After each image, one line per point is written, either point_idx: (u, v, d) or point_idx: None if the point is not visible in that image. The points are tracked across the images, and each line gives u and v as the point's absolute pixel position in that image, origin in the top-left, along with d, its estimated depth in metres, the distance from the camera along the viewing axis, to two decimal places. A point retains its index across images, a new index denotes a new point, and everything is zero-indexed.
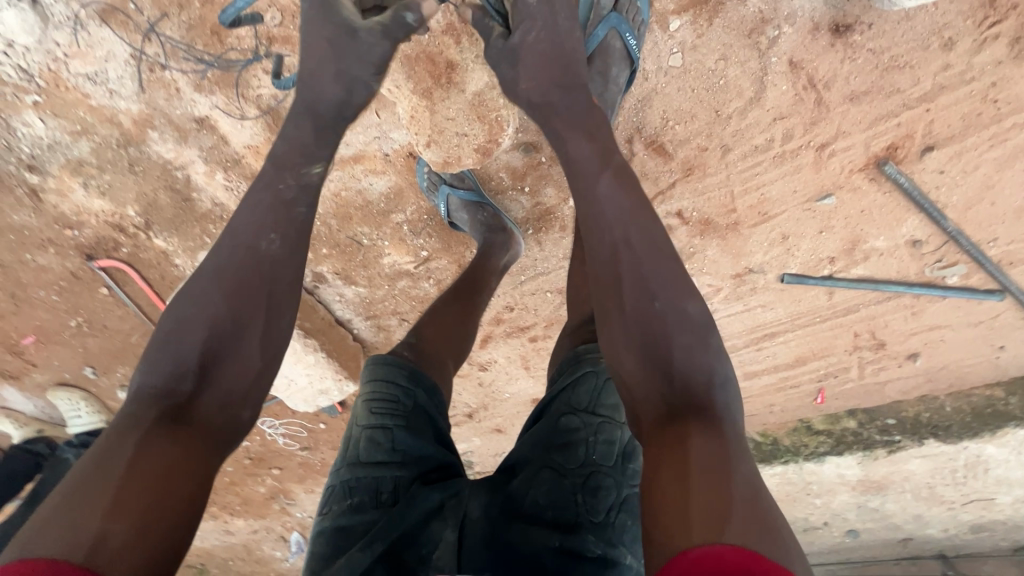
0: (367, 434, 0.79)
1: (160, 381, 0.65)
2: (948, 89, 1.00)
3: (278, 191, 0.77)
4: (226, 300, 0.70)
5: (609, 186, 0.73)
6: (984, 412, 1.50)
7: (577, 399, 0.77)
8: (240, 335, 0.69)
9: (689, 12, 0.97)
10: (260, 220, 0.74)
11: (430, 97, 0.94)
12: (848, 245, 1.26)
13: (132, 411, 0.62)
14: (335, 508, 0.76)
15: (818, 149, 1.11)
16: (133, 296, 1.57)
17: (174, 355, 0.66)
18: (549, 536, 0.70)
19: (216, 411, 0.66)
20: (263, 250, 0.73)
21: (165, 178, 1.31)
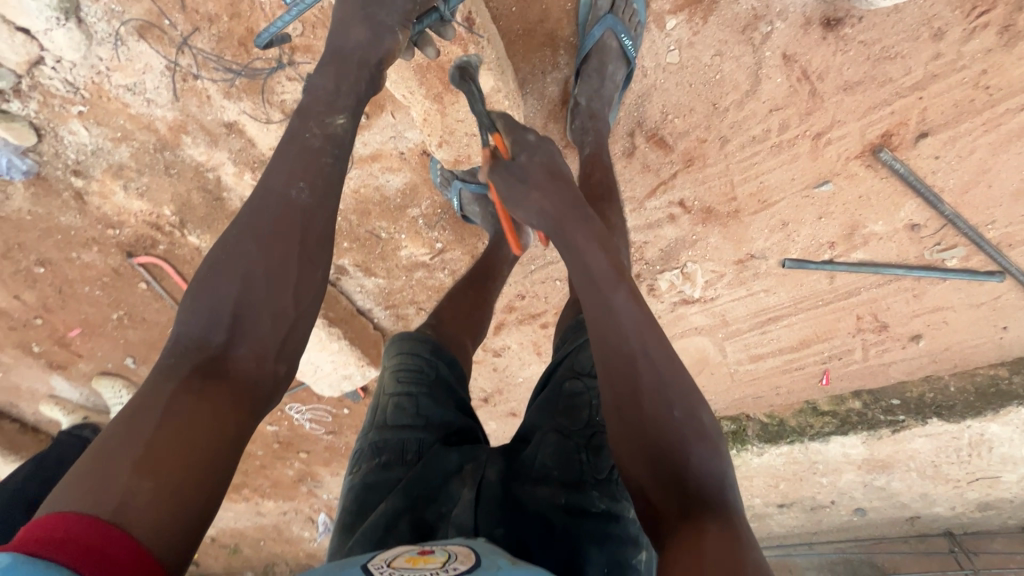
0: (394, 400, 0.86)
1: (194, 333, 0.62)
2: (939, 77, 1.04)
3: (304, 140, 0.72)
4: (257, 250, 0.66)
5: (602, 275, 0.72)
6: (987, 391, 1.53)
7: (579, 365, 0.86)
8: (273, 285, 0.66)
9: (684, 12, 1.03)
10: (288, 168, 0.71)
11: (441, 101, 1.01)
12: (848, 229, 1.30)
13: (168, 364, 0.60)
14: (363, 467, 0.81)
15: (814, 138, 1.15)
16: (170, 290, 1.68)
17: (208, 306, 0.63)
18: (557, 493, 0.75)
19: (250, 364, 0.62)
20: (294, 201, 0.70)
21: (198, 179, 1.40)
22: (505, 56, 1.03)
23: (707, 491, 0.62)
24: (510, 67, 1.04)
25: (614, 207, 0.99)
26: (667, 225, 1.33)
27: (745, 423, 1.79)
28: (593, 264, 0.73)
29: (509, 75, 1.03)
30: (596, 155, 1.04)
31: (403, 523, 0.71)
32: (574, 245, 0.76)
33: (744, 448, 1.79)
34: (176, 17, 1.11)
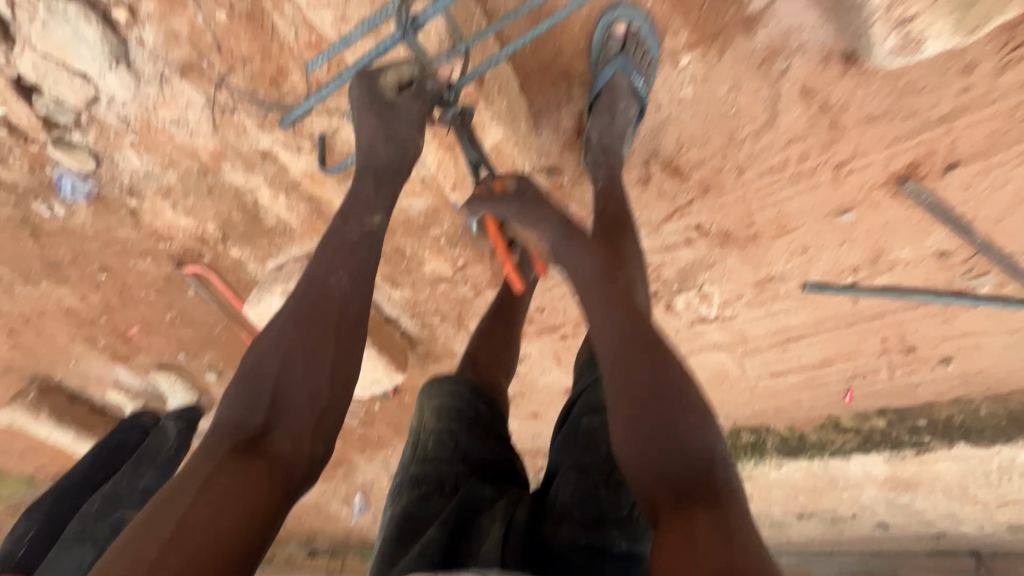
0: (434, 435, 0.88)
1: (235, 416, 0.74)
2: (970, 109, 1.00)
3: (345, 237, 0.87)
4: (298, 335, 0.79)
5: (595, 293, 0.83)
6: (1021, 417, 1.49)
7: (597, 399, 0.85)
8: (310, 367, 0.78)
9: (698, 48, 1.02)
10: (329, 262, 0.85)
11: (453, 149, 1.18)
12: (872, 255, 1.27)
13: (210, 444, 0.71)
14: (404, 498, 0.82)
15: (835, 168, 1.13)
16: (216, 295, 1.82)
17: (251, 390, 0.75)
18: (578, 533, 0.72)
19: (288, 440, 0.73)
20: (333, 287, 0.83)
21: (237, 200, 1.50)
22: (519, 97, 1.07)
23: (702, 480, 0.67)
24: (523, 108, 1.08)
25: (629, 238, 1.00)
26: (684, 248, 1.34)
27: (765, 436, 1.80)
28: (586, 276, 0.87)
29: (521, 117, 1.08)
30: (610, 188, 1.05)
31: (431, 554, 0.69)
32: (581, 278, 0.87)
33: (762, 459, 1.80)
34: (212, 58, 1.18)
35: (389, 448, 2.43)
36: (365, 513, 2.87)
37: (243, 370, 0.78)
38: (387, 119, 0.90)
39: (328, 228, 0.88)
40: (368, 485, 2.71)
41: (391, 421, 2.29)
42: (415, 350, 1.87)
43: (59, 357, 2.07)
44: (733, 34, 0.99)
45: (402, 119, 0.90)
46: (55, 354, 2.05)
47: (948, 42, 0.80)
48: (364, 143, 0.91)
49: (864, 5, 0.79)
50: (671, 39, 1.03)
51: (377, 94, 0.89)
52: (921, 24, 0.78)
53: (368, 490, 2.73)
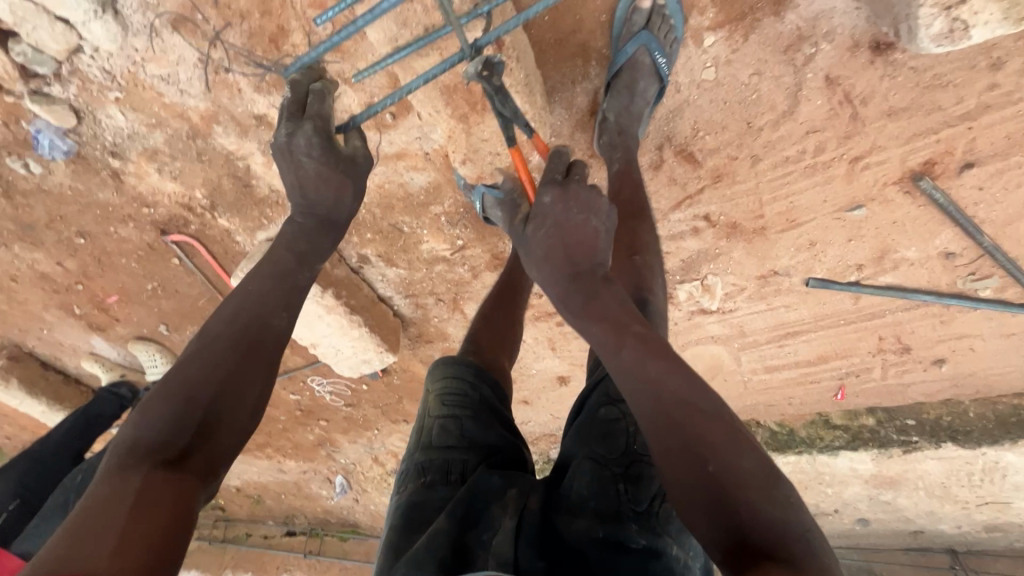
0: (439, 422, 0.85)
1: (156, 437, 0.70)
2: (992, 108, 0.98)
3: (291, 270, 0.91)
4: (237, 365, 0.78)
5: (605, 339, 0.71)
6: (1007, 420, 1.51)
7: (614, 389, 0.82)
8: (245, 385, 0.78)
9: (724, 28, 0.98)
10: (271, 292, 0.87)
11: (466, 121, 1.12)
12: (878, 253, 1.26)
13: (125, 463, 0.67)
14: (410, 486, 0.80)
15: (851, 162, 1.11)
16: (201, 266, 1.75)
17: (177, 412, 0.72)
18: (594, 527, 0.70)
19: (208, 456, 0.72)
20: (273, 326, 0.84)
21: (228, 167, 1.43)
22: (535, 69, 1.02)
23: (773, 545, 0.55)
24: (539, 82, 1.04)
25: (646, 224, 0.97)
26: (690, 237, 1.31)
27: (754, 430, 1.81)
28: (607, 311, 0.72)
29: (537, 89, 1.03)
30: (626, 170, 1.01)
31: (440, 546, 0.67)
32: (578, 311, 0.74)
33: None
34: (208, 12, 1.11)
35: (374, 429, 2.39)
36: (346, 494, 2.84)
37: (167, 384, 0.75)
38: (350, 176, 0.99)
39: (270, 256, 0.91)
40: (351, 466, 2.68)
41: (377, 403, 2.25)
42: (407, 331, 1.83)
43: (31, 324, 1.98)
44: (760, 16, 0.96)
45: (356, 169, 1.00)
46: (27, 320, 1.96)
47: (994, 31, 0.78)
48: (302, 185, 0.96)
49: None
50: (697, 17, 0.99)
51: (333, 146, 0.96)
52: (970, 8, 0.76)
53: (350, 471, 2.70)
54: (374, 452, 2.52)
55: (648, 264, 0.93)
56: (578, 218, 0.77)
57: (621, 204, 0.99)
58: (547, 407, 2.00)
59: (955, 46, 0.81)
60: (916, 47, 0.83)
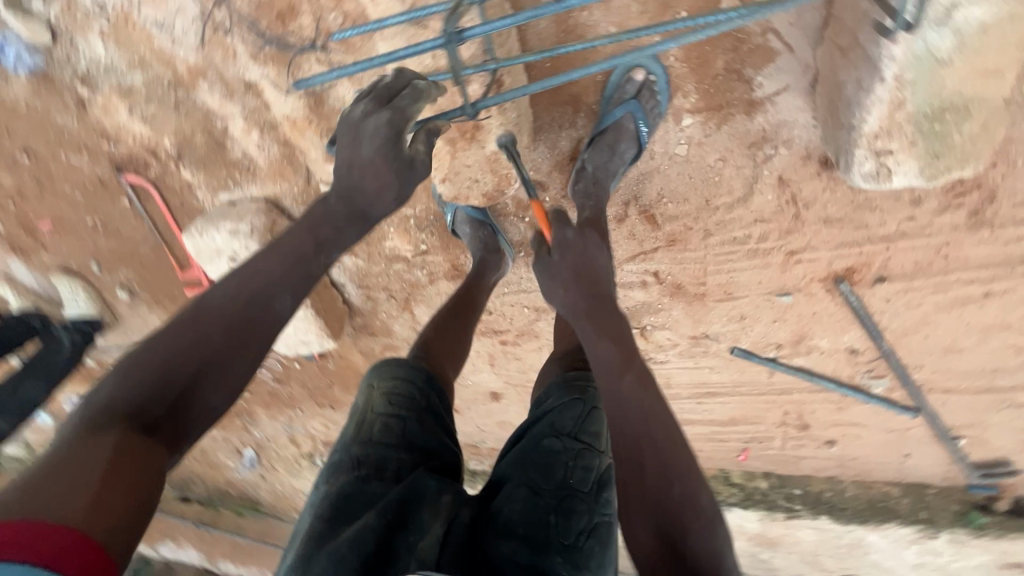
0: (382, 419, 0.88)
1: (135, 398, 0.73)
2: (908, 236, 1.13)
3: (303, 251, 0.89)
4: (223, 347, 0.80)
5: (612, 365, 0.82)
6: (876, 504, 1.70)
7: (560, 424, 0.87)
8: (229, 368, 0.80)
9: (701, 114, 1.06)
10: (279, 271, 0.86)
11: (453, 145, 1.06)
12: (796, 338, 1.41)
13: (107, 418, 0.70)
14: (341, 479, 0.83)
15: (787, 255, 1.24)
16: (151, 213, 1.69)
17: (159, 379, 0.75)
18: (520, 550, 0.75)
19: (177, 438, 0.75)
20: (272, 308, 0.85)
21: (205, 123, 1.40)
22: (526, 109, 1.09)
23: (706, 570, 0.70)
24: (528, 120, 1.10)
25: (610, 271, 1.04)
26: (638, 289, 1.40)
27: None
28: (612, 326, 0.86)
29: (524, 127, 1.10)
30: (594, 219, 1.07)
31: (366, 540, 0.72)
32: (591, 335, 0.86)
33: None
34: None
35: (297, 409, 2.36)
36: (254, 469, 2.76)
37: (160, 344, 0.77)
38: (398, 172, 0.91)
39: (287, 234, 0.89)
40: (265, 442, 2.61)
41: (307, 384, 2.22)
42: (352, 320, 1.83)
43: None
44: (734, 112, 1.04)
45: (410, 178, 0.93)
46: None
47: (911, 181, 0.89)
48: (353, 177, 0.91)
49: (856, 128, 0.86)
50: (681, 98, 1.06)
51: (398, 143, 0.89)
52: (894, 159, 0.87)
53: (264, 447, 2.63)
54: (292, 432, 2.47)
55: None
56: (561, 256, 0.92)
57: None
58: (475, 419, 2.05)
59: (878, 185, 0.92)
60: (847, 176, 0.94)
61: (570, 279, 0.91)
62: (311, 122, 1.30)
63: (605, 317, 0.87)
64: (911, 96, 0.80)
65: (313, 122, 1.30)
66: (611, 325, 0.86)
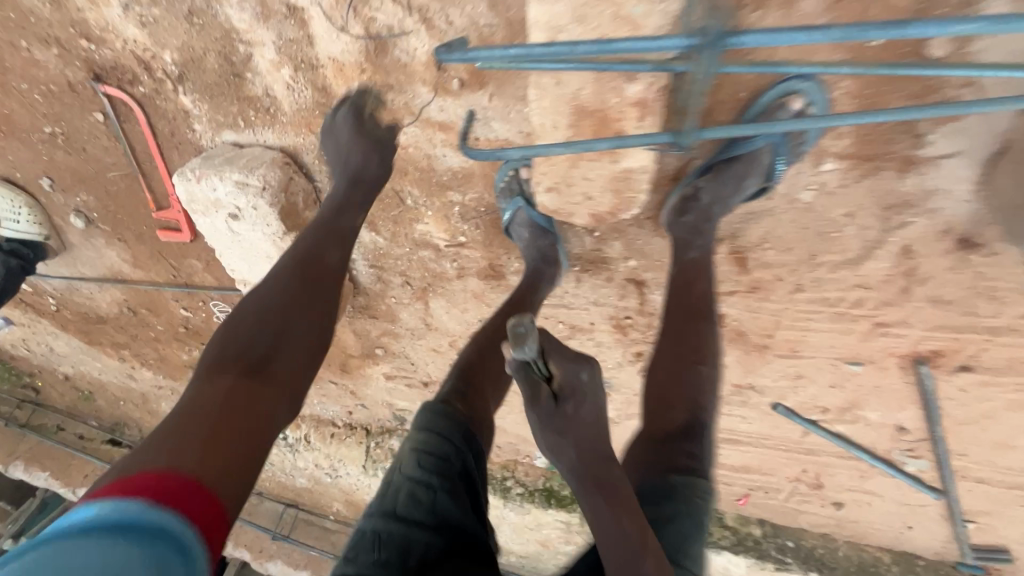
0: (409, 486, 0.75)
1: (231, 353, 0.79)
2: (1014, 331, 1.04)
3: (335, 223, 1.03)
4: (297, 294, 0.90)
5: (626, 549, 0.69)
6: (867, 568, 1.68)
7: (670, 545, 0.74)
8: (308, 315, 0.90)
9: (847, 161, 0.92)
10: (323, 242, 0.99)
11: (578, 153, 0.94)
12: (846, 404, 1.32)
13: (217, 371, 0.76)
14: (358, 560, 0.69)
15: (874, 325, 1.12)
16: (131, 137, 1.38)
17: (242, 344, 0.81)
18: None
19: (285, 372, 0.82)
20: (327, 261, 0.98)
21: (224, 44, 1.14)
22: None
23: None
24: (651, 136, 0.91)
25: (709, 331, 0.91)
26: None
27: None
28: (619, 496, 0.72)
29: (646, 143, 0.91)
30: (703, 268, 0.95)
31: None
32: (598, 506, 0.72)
33: None
34: None
35: None
36: None
37: (226, 334, 0.82)
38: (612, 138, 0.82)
39: (319, 220, 1.03)
40: None
41: None
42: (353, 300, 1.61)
43: None
44: (885, 167, 0.91)
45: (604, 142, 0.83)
46: None
47: None
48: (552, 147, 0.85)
49: None
50: (830, 139, 0.91)
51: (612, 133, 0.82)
52: None
53: None
54: None
55: (711, 384, 0.87)
56: (573, 406, 0.73)
57: (687, 301, 0.92)
58: None
59: None
60: None
61: (587, 437, 0.74)
62: (364, 72, 1.07)
63: (614, 483, 0.72)
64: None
65: (366, 72, 1.07)
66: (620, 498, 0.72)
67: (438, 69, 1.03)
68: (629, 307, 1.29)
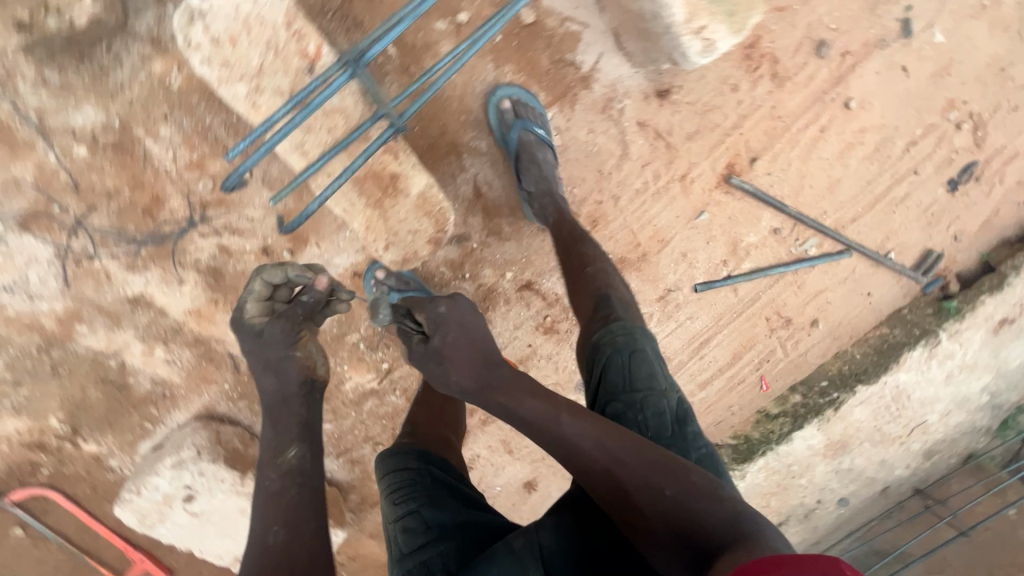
0: (400, 525, 0.96)
1: (269, 480, 0.87)
2: (748, 115, 1.36)
3: (266, 357, 0.94)
4: (272, 428, 0.94)
5: (541, 412, 0.82)
6: (882, 348, 1.80)
7: (613, 387, 0.96)
8: (291, 431, 0.92)
9: (556, 105, 1.24)
10: (262, 370, 0.95)
11: (381, 206, 1.14)
12: (731, 247, 1.55)
13: (268, 506, 0.85)
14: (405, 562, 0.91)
15: (681, 180, 1.40)
16: (58, 526, 1.39)
17: (264, 479, 0.88)
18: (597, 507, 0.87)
19: (307, 473, 0.89)
20: (282, 384, 0.96)
21: (95, 371, 1.23)
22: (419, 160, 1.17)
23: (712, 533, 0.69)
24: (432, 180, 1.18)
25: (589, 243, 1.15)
26: None
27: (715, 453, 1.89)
28: (523, 387, 0.84)
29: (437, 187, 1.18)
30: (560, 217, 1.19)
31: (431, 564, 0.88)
32: (506, 402, 0.84)
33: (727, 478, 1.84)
34: (67, 200, 1.05)
35: None
36: None
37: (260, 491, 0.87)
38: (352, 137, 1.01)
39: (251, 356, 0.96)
40: None
41: None
42: (348, 500, 1.59)
43: None
44: (576, 92, 1.24)
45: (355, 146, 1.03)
46: None
47: (729, 41, 1.15)
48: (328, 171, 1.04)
49: (672, 24, 1.10)
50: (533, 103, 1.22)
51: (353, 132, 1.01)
52: (710, 30, 1.12)
53: None
54: None
55: (603, 271, 1.10)
56: (440, 335, 0.84)
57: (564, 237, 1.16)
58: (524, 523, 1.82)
59: (710, 56, 1.17)
60: (686, 61, 1.18)
61: (463, 343, 0.84)
62: (218, 303, 1.22)
63: (516, 389, 0.84)
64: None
65: (220, 301, 1.22)
66: (534, 397, 0.83)
67: (269, 257, 1.19)
68: (540, 308, 1.45)
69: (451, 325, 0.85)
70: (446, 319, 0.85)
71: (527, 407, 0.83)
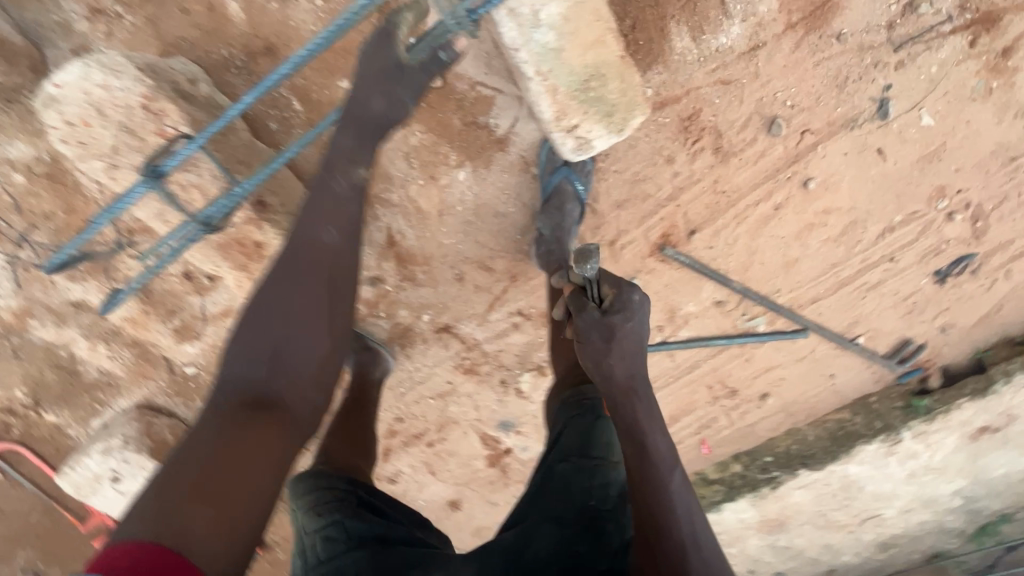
0: (321, 535, 0.87)
1: (255, 350, 0.82)
2: (684, 189, 1.28)
3: (329, 202, 0.89)
4: (294, 279, 0.85)
5: (629, 418, 0.85)
6: (839, 434, 1.67)
7: (567, 448, 0.94)
8: (313, 300, 0.86)
9: (468, 164, 1.23)
10: (317, 218, 0.88)
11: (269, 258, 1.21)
12: (668, 313, 1.46)
13: (239, 376, 0.81)
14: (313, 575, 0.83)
15: (609, 245, 1.34)
16: (29, 474, 1.62)
17: (259, 335, 0.83)
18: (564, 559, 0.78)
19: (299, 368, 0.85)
20: (322, 240, 0.88)
21: (49, 357, 1.41)
22: None
23: None
24: None
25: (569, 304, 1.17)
26: (513, 333, 1.44)
27: None
28: (644, 380, 0.88)
29: None
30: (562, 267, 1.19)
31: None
32: (624, 397, 0.87)
33: None
34: (11, 218, 1.18)
35: None
36: None
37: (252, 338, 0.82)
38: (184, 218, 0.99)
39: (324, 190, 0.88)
40: None
41: None
42: None
43: None
44: (492, 153, 1.23)
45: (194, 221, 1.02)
46: None
47: (609, 139, 1.10)
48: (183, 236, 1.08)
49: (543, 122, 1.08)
50: (444, 162, 1.23)
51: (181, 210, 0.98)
52: (584, 129, 1.08)
53: None
54: None
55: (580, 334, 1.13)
56: (623, 317, 0.86)
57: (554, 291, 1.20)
58: None
59: (589, 152, 1.12)
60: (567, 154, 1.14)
61: (631, 350, 0.87)
62: (150, 313, 1.34)
63: (634, 393, 0.86)
64: (556, 82, 1.03)
65: (151, 312, 1.34)
66: (633, 395, 0.86)
67: (192, 280, 1.31)
68: (458, 350, 1.47)
69: (591, 327, 0.86)
70: (632, 305, 0.87)
71: (630, 406, 0.85)
